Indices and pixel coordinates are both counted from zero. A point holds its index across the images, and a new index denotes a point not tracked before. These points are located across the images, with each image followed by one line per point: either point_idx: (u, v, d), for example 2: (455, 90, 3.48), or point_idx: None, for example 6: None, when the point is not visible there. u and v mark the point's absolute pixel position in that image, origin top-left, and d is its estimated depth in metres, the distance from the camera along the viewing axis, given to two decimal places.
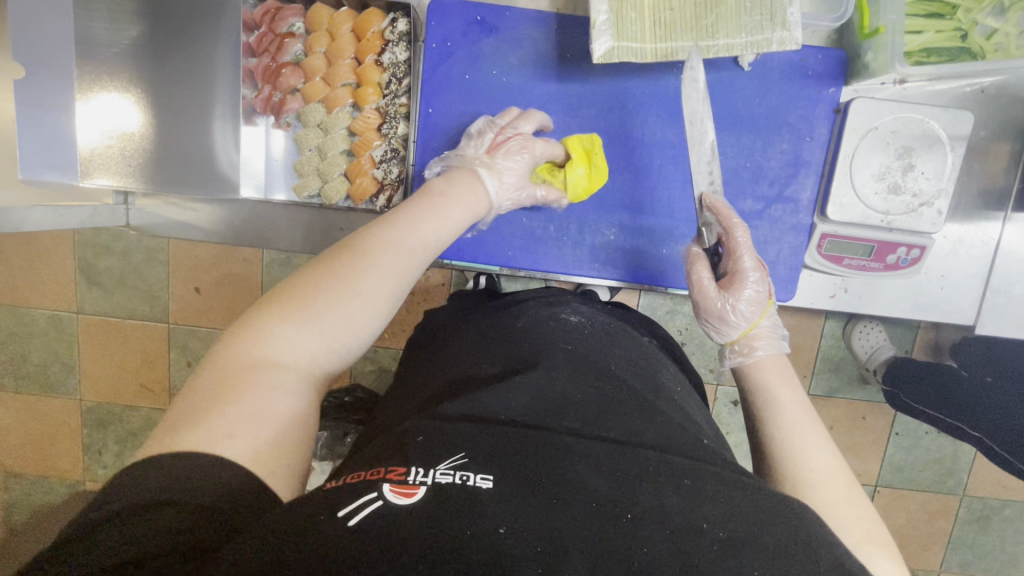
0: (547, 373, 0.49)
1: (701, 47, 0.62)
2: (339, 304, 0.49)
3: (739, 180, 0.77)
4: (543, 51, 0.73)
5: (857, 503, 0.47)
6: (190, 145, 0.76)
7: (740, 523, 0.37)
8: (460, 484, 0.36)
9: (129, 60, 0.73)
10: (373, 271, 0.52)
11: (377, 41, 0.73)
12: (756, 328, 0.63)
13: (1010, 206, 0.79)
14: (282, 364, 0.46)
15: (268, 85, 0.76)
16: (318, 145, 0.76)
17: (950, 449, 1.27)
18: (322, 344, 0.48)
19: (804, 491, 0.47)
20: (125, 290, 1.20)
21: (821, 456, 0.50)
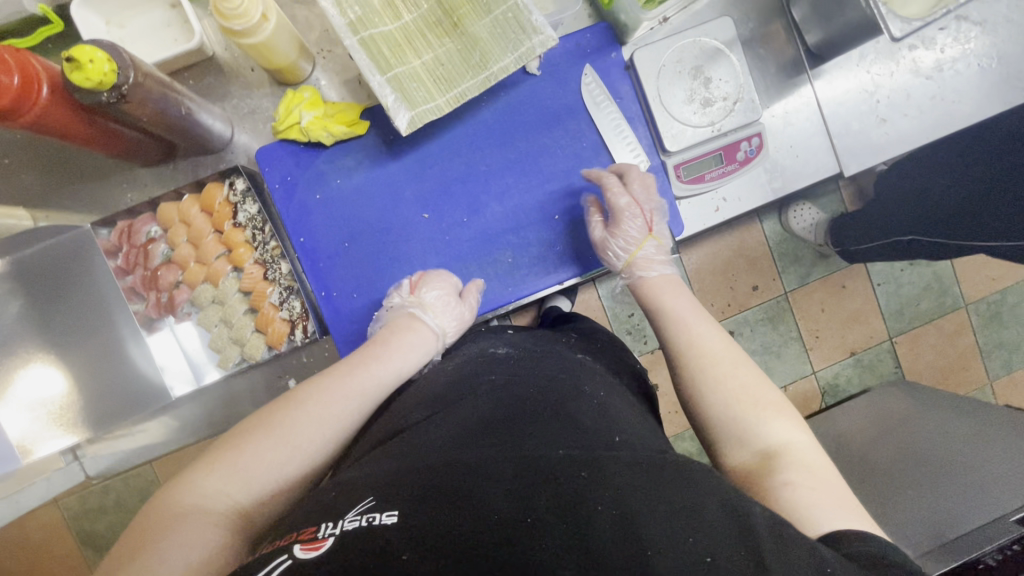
0: (468, 409, 0.52)
1: (481, 79, 0.70)
2: (273, 430, 0.56)
3: (586, 159, 0.84)
4: (371, 145, 0.81)
5: (737, 371, 0.63)
6: (115, 375, 0.81)
7: (632, 506, 0.40)
8: (366, 526, 0.38)
9: (18, 334, 0.78)
10: (304, 396, 0.59)
11: (227, 207, 0.78)
12: (638, 254, 0.78)
13: (807, 66, 0.90)
14: (206, 498, 0.50)
15: (151, 292, 0.79)
16: (221, 318, 0.80)
17: (930, 273, 1.34)
18: (263, 471, 0.53)
19: (711, 384, 0.62)
20: None
21: (709, 345, 0.66)
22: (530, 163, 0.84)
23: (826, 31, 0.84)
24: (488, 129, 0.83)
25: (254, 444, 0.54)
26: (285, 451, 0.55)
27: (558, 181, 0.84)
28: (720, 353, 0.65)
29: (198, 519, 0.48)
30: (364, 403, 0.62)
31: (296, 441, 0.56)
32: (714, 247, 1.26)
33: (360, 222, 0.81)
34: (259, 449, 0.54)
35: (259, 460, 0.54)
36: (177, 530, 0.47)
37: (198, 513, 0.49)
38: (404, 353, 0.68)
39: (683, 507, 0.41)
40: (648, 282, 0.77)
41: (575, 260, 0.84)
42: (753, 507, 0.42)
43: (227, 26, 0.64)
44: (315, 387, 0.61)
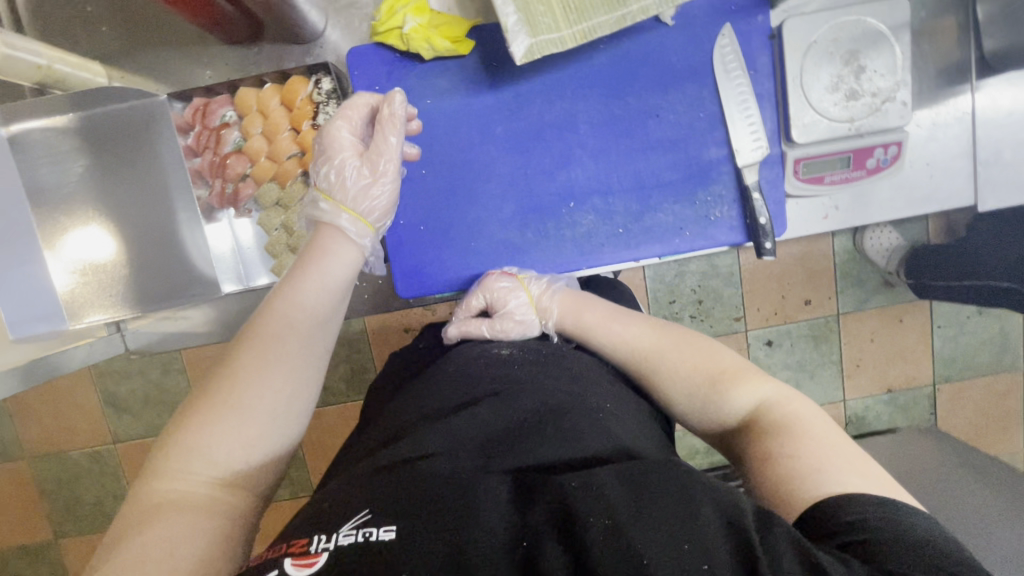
0: (467, 414, 0.48)
1: (617, 17, 0.61)
2: (221, 411, 0.47)
3: (698, 133, 0.75)
4: (470, 69, 0.73)
5: (687, 348, 0.58)
6: (168, 256, 0.79)
7: (635, 513, 0.34)
8: (359, 542, 0.34)
9: (81, 193, 0.75)
10: (250, 351, 0.51)
11: (308, 106, 0.72)
12: (518, 302, 0.70)
13: (972, 76, 0.78)
14: (183, 498, 0.44)
15: (217, 180, 0.76)
16: (282, 223, 0.76)
17: (997, 327, 1.23)
18: (228, 448, 0.47)
19: (657, 380, 0.57)
20: (152, 408, 1.22)
21: (640, 335, 0.61)
22: (637, 123, 0.75)
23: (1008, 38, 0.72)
24: (601, 76, 0.74)
25: (206, 427, 0.47)
26: (247, 424, 0.48)
27: (662, 151, 0.76)
28: (651, 339, 0.60)
29: (178, 518, 0.42)
30: (308, 344, 0.53)
31: (253, 407, 0.48)
32: (783, 251, 1.18)
33: (442, 151, 0.75)
34: (216, 430, 0.47)
35: (217, 440, 0.46)
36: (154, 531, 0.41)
37: (181, 510, 0.43)
38: (329, 278, 0.57)
39: (682, 509, 0.34)
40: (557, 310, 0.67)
41: (659, 240, 0.77)
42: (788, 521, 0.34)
43: None
44: (259, 338, 0.52)
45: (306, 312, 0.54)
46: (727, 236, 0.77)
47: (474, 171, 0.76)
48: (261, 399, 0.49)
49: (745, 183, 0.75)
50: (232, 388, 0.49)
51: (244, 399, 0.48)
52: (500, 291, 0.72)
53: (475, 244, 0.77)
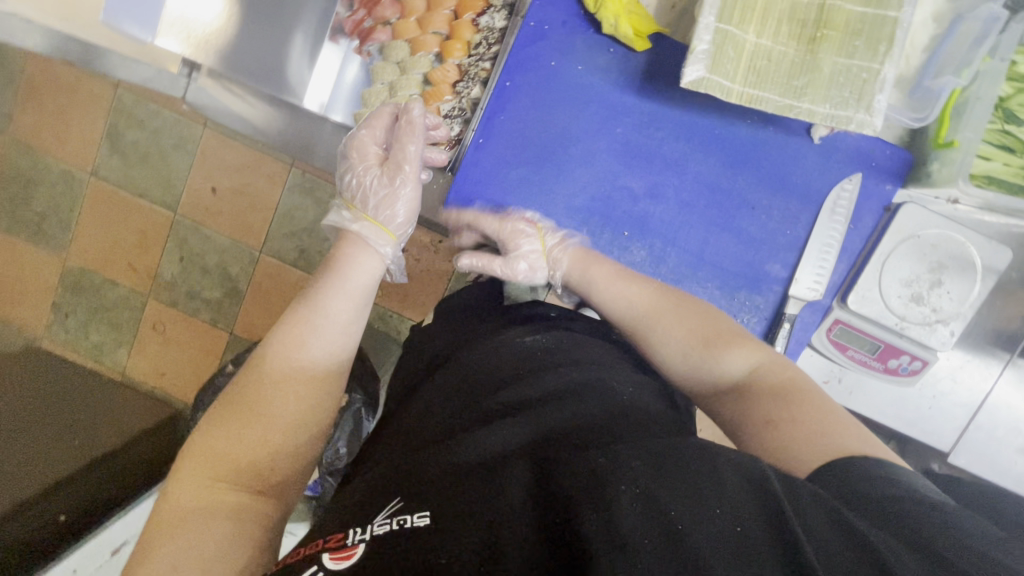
0: (483, 407, 0.49)
1: (785, 103, 0.63)
2: (247, 402, 0.55)
3: (774, 244, 0.78)
4: (630, 66, 0.75)
5: (701, 319, 0.66)
6: (276, 41, 0.78)
7: (662, 486, 0.35)
8: (394, 529, 0.36)
9: None
10: (269, 355, 0.59)
11: (480, 2, 0.74)
12: (544, 244, 0.75)
13: (1017, 351, 0.81)
14: (213, 489, 0.50)
15: (360, 9, 0.76)
16: (390, 82, 0.76)
17: None
18: (250, 436, 0.54)
19: (647, 336, 0.66)
20: (143, 168, 1.20)
21: (642, 301, 0.69)
22: (730, 203, 0.77)
23: None
24: (729, 145, 0.76)
25: (230, 418, 0.54)
26: (270, 412, 0.55)
27: (736, 239, 0.78)
28: (647, 301, 0.69)
29: (211, 509, 0.49)
30: (332, 342, 0.61)
31: (277, 396, 0.56)
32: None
33: (562, 115, 0.76)
34: (243, 421, 0.54)
35: (245, 433, 0.54)
36: (191, 521, 0.48)
37: (216, 497, 0.50)
38: (355, 288, 0.65)
39: (707, 484, 0.36)
40: (571, 255, 0.75)
41: None
42: (798, 489, 0.37)
43: None
44: (277, 340, 0.60)
45: (329, 319, 0.62)
46: None
47: (576, 150, 0.77)
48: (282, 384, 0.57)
49: (784, 310, 0.77)
50: (257, 383, 0.56)
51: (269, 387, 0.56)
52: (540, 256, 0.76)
53: (535, 210, 0.78)
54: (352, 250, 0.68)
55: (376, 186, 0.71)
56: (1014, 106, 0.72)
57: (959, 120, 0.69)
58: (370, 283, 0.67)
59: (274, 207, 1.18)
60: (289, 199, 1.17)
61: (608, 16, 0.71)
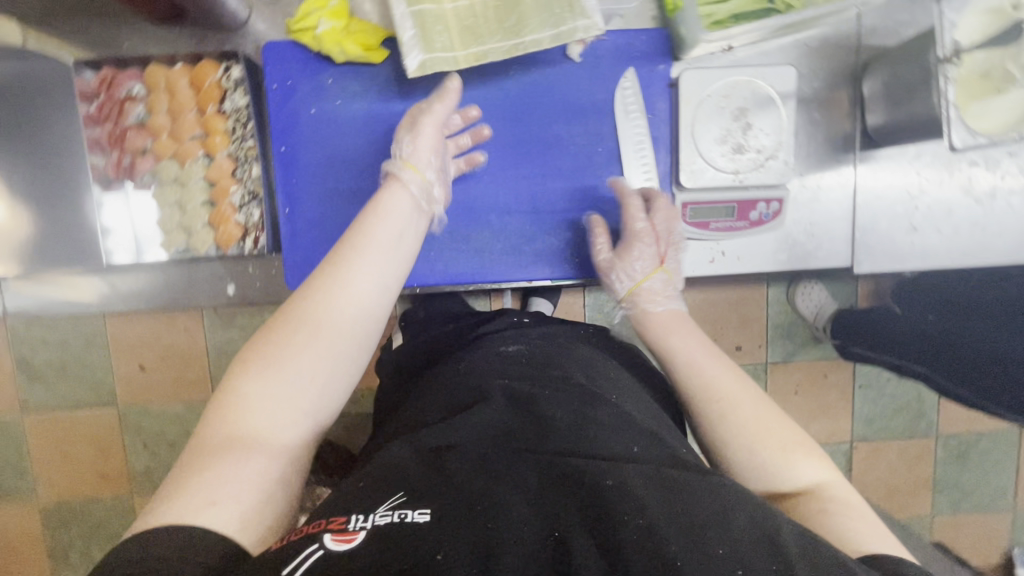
0: (484, 408, 0.49)
1: (510, 45, 0.65)
2: (291, 342, 0.51)
3: (595, 165, 0.79)
4: (382, 78, 0.75)
5: (763, 410, 0.55)
6: (62, 220, 0.78)
7: (666, 520, 0.37)
8: (397, 521, 0.36)
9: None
10: (310, 291, 0.54)
11: (216, 90, 0.74)
12: (645, 285, 0.73)
13: (857, 148, 0.83)
14: (254, 437, 0.47)
15: (115, 150, 0.76)
16: (176, 201, 0.76)
17: (914, 392, 1.29)
18: (288, 383, 0.50)
19: (704, 406, 0.57)
20: (67, 382, 1.09)
21: (714, 379, 0.58)
22: (537, 151, 0.79)
23: (889, 115, 0.77)
24: (507, 102, 0.77)
25: (275, 352, 0.51)
26: (314, 367, 0.51)
27: (559, 179, 0.79)
28: (728, 381, 0.58)
29: (243, 454, 0.46)
30: (379, 293, 0.57)
31: (323, 350, 0.52)
32: (717, 296, 1.21)
33: (348, 151, 0.76)
34: (291, 359, 0.50)
35: (285, 380, 0.50)
36: (231, 457, 0.45)
37: (251, 446, 0.46)
38: (404, 233, 0.61)
39: (711, 512, 0.38)
40: (645, 316, 0.69)
41: (548, 263, 0.80)
42: (782, 522, 0.39)
43: None
44: (324, 268, 0.56)
45: (384, 268, 0.58)
46: None
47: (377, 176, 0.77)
48: (335, 331, 0.53)
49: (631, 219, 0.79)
50: (321, 314, 0.53)
51: (325, 326, 0.52)
52: (638, 273, 0.74)
53: None
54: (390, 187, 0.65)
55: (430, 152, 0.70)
56: None
57: None
58: (413, 224, 0.63)
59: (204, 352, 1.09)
60: (215, 338, 1.04)
61: (333, 51, 0.73)
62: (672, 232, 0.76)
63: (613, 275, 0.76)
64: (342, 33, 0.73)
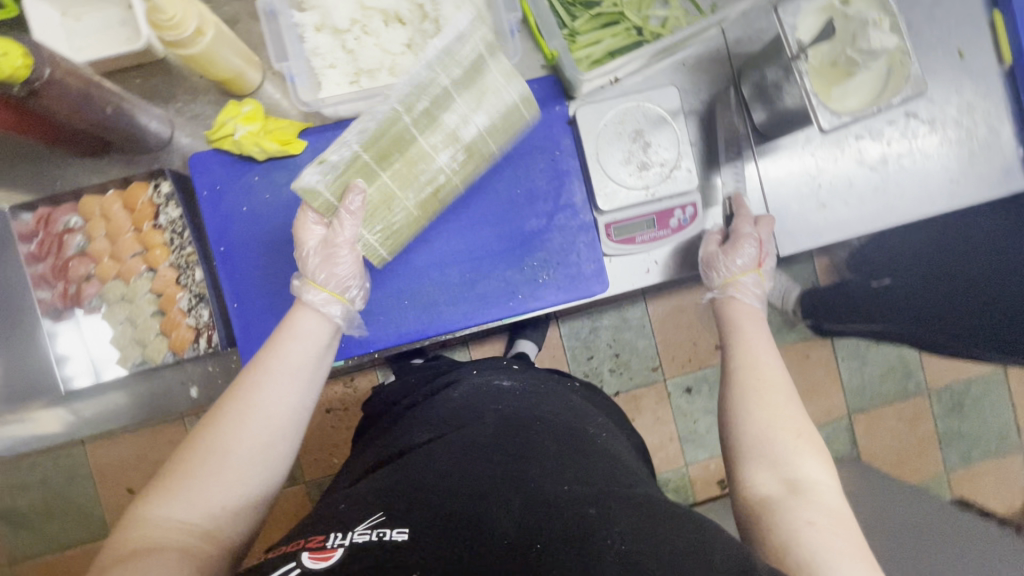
0: (469, 435, 0.60)
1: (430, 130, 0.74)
2: (206, 465, 0.56)
3: (518, 206, 0.85)
4: (304, 166, 0.81)
5: (784, 419, 0.65)
6: (15, 358, 0.78)
7: (636, 543, 0.45)
8: (376, 538, 0.46)
9: None
10: (224, 420, 0.59)
11: (149, 208, 0.78)
12: (741, 279, 0.83)
13: (753, 144, 0.90)
14: (165, 544, 0.51)
15: (60, 282, 0.79)
16: (127, 317, 0.79)
17: (895, 355, 1.33)
18: (199, 505, 0.55)
19: (751, 387, 0.69)
20: (57, 520, 1.14)
21: (769, 370, 0.71)
22: (462, 204, 0.84)
23: (769, 112, 0.85)
24: None
25: (193, 483, 0.55)
26: (228, 485, 0.56)
27: (489, 225, 0.84)
28: (772, 371, 0.71)
29: (160, 558, 0.49)
30: (287, 410, 0.62)
31: (234, 469, 0.57)
32: (680, 302, 1.28)
33: (283, 238, 0.80)
34: (204, 481, 0.55)
35: (198, 498, 0.55)
36: (139, 563, 0.48)
37: (164, 553, 0.50)
38: (310, 355, 0.66)
39: (678, 544, 0.45)
40: (733, 303, 0.83)
41: (494, 305, 0.84)
42: (756, 562, 0.44)
43: (162, 37, 0.66)
44: (231, 403, 0.60)
45: (288, 394, 0.63)
46: (555, 296, 0.85)
47: None
48: (242, 455, 0.58)
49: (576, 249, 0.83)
50: (246, 420, 0.59)
51: (230, 450, 0.58)
52: (738, 266, 0.82)
53: None
54: (299, 315, 0.69)
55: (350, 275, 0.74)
56: None
57: (546, 36, 0.80)
58: (319, 347, 0.67)
59: None
60: None
61: (252, 151, 0.79)
62: (768, 240, 0.85)
63: (712, 240, 0.87)
64: (260, 132, 0.79)
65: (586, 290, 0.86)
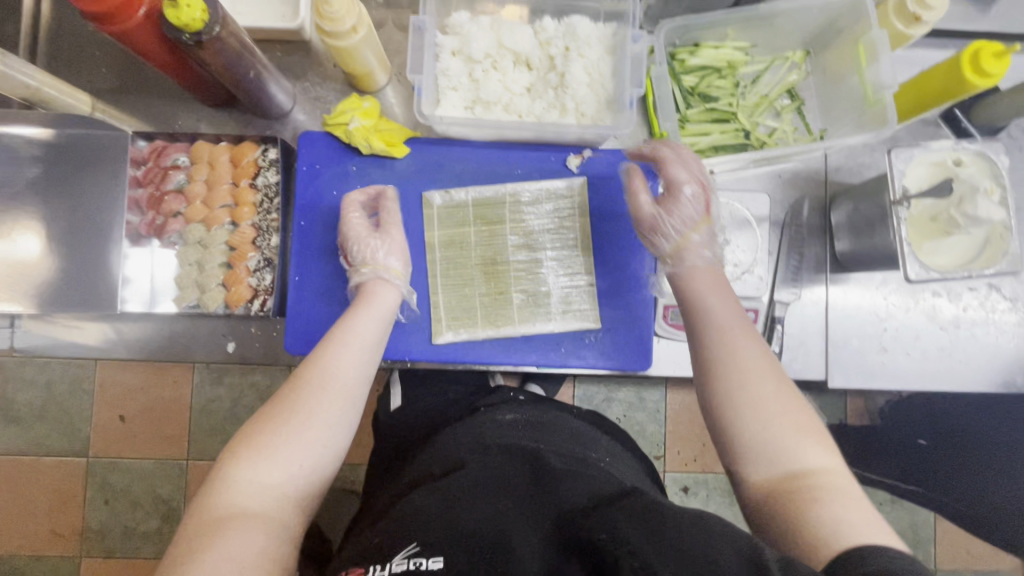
0: (479, 463, 0.62)
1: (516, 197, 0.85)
2: (286, 432, 0.60)
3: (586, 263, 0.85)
4: (401, 170, 0.85)
5: (765, 378, 0.62)
6: (84, 267, 0.83)
7: (650, 547, 0.47)
8: (411, 568, 0.49)
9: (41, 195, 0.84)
10: (304, 390, 0.63)
11: (251, 168, 0.82)
12: (685, 242, 0.74)
13: (828, 269, 0.90)
14: (250, 509, 0.55)
15: (150, 211, 0.83)
16: (197, 260, 0.82)
17: (910, 521, 1.25)
18: (282, 470, 0.59)
19: (733, 395, 0.62)
20: (43, 425, 1.15)
21: (747, 351, 0.64)
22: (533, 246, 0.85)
23: (854, 244, 0.85)
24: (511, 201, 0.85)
25: (275, 450, 0.59)
26: (303, 453, 0.60)
27: None
28: (753, 354, 0.64)
29: (244, 525, 0.53)
30: (357, 381, 0.66)
31: (314, 436, 0.61)
32: None
33: None
34: (282, 450, 0.59)
35: (280, 463, 0.59)
36: (236, 527, 0.53)
37: (249, 517, 0.54)
38: (381, 325, 0.71)
39: (692, 543, 0.47)
40: (690, 273, 0.71)
41: (537, 351, 0.85)
42: (764, 549, 0.45)
43: (320, 26, 0.71)
44: (308, 376, 0.64)
45: (355, 360, 0.67)
46: (598, 360, 0.85)
47: None
48: (320, 419, 0.62)
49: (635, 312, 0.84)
50: (318, 390, 0.63)
51: (309, 417, 0.61)
52: (686, 221, 0.74)
53: None
54: (371, 292, 0.73)
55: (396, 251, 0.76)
56: (703, 88, 0.85)
57: (660, 115, 0.80)
58: (384, 325, 0.72)
59: (186, 408, 1.15)
60: (201, 398, 1.15)
61: (360, 145, 0.83)
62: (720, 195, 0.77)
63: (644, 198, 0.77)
64: (372, 129, 0.83)
65: (628, 363, 0.86)
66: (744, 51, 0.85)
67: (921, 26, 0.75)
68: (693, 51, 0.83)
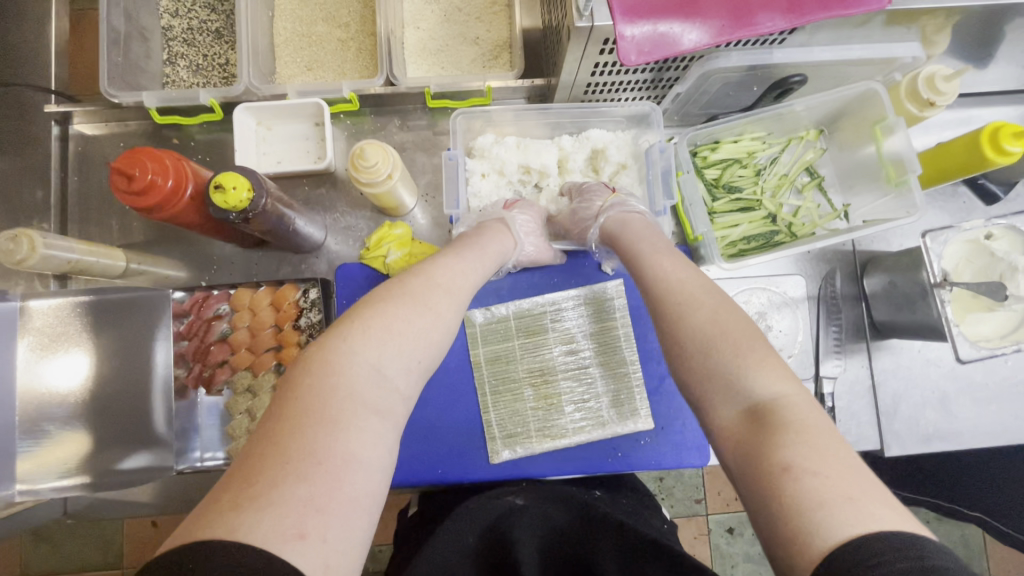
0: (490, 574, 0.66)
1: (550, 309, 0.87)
2: (400, 333, 0.56)
3: (635, 364, 0.86)
4: None
5: (725, 318, 0.57)
6: (129, 429, 0.79)
7: None
8: None
9: (81, 353, 0.80)
10: (411, 299, 0.59)
11: (293, 309, 0.82)
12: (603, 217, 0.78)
13: (868, 337, 0.91)
14: (356, 413, 0.50)
15: (196, 363, 0.84)
16: (247, 408, 0.82)
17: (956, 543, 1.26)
18: (386, 371, 0.54)
19: (670, 304, 0.61)
20: (76, 540, 1.11)
21: (677, 282, 0.63)
22: (580, 352, 0.86)
23: (893, 315, 0.85)
24: (554, 308, 0.87)
25: (381, 342, 0.55)
26: (408, 345, 0.57)
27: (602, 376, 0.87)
28: (686, 284, 0.62)
29: (354, 429, 0.49)
30: (452, 305, 0.63)
31: (417, 354, 0.57)
32: None
33: None
34: (385, 340, 0.55)
35: (387, 363, 0.54)
36: (344, 433, 0.48)
37: (351, 427, 0.49)
38: (490, 260, 0.72)
39: None
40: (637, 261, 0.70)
41: (596, 459, 0.84)
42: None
43: (356, 177, 0.72)
44: (414, 283, 0.61)
45: (467, 279, 0.67)
46: (656, 461, 0.84)
47: (437, 377, 0.85)
48: (427, 306, 0.60)
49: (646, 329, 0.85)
50: (420, 305, 0.59)
51: (416, 303, 0.59)
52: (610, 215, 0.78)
53: (433, 445, 0.84)
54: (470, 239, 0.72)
55: (532, 235, 0.81)
56: (726, 180, 0.87)
57: (692, 219, 0.82)
58: (480, 269, 0.69)
59: None
60: None
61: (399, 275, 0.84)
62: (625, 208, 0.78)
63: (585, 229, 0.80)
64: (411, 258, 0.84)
65: (685, 460, 0.85)
66: (761, 139, 0.88)
67: (935, 108, 0.77)
68: (713, 148, 0.86)
